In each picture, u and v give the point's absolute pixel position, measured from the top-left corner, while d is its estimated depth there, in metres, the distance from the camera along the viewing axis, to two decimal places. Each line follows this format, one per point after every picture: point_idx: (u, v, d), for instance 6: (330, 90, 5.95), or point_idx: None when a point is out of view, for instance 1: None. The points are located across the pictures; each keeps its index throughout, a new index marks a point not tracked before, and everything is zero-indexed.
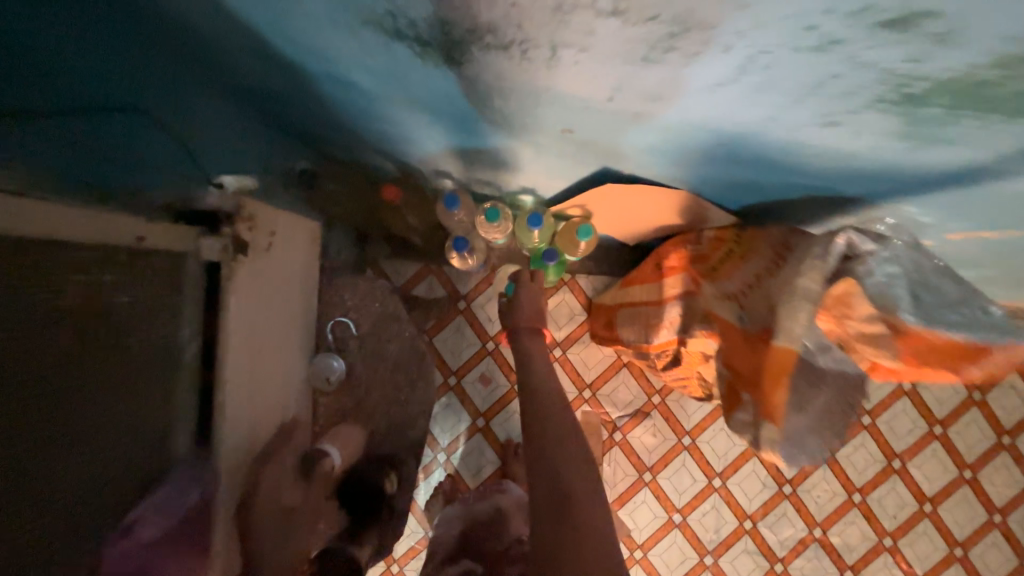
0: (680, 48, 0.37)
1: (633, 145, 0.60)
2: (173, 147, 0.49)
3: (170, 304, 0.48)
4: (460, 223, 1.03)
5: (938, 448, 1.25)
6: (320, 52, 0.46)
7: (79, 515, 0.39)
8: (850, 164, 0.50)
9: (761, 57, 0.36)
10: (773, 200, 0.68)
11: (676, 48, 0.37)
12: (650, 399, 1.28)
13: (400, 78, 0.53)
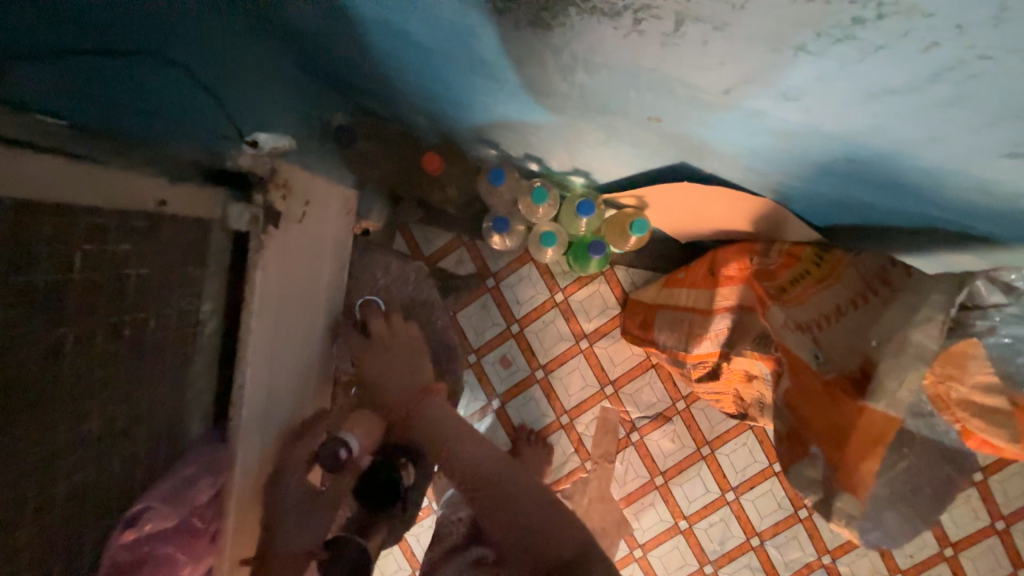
0: (862, 39, 0.28)
1: (732, 145, 0.50)
2: (195, 91, 0.43)
3: (191, 277, 0.43)
4: (502, 200, 0.94)
5: (973, 494, 1.18)
6: None
7: (80, 508, 0.35)
8: (1011, 197, 0.40)
9: (981, 61, 0.27)
10: (876, 222, 0.58)
11: (854, 38, 0.28)
12: (674, 404, 1.22)
13: (467, 33, 0.45)
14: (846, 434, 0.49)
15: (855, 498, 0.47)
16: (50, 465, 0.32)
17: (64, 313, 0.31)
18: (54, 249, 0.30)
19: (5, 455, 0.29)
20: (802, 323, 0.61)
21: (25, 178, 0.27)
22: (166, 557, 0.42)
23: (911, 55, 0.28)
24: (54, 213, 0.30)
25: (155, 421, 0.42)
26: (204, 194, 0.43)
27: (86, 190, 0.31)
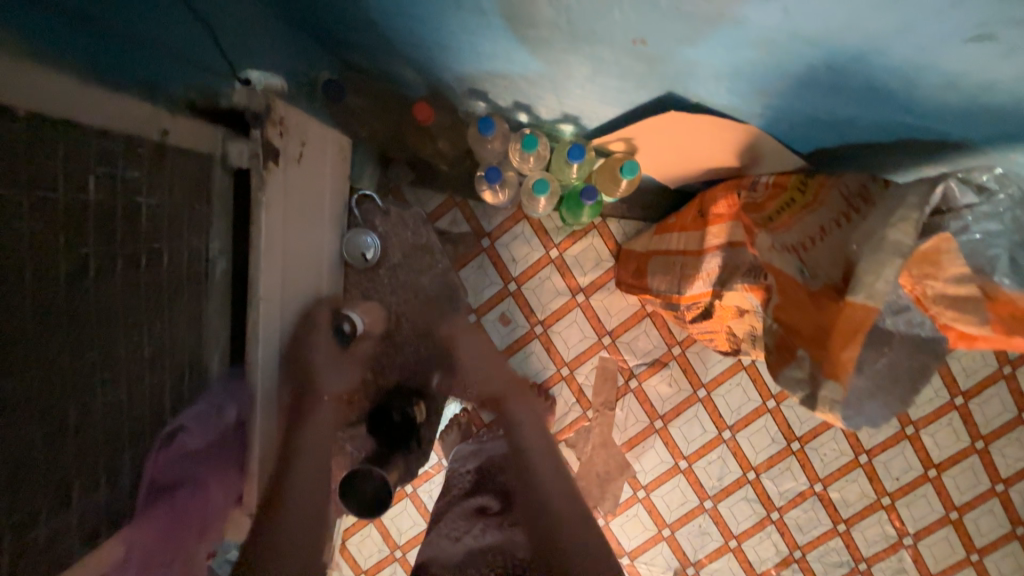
0: None
1: (716, 65, 0.52)
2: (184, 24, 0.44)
3: (199, 213, 0.44)
4: (493, 152, 0.95)
5: (955, 418, 1.25)
6: None
7: (115, 425, 0.38)
8: (979, 90, 0.43)
9: None
10: (858, 140, 0.60)
11: None
12: (670, 349, 1.26)
13: None
14: (826, 329, 0.51)
15: (837, 384, 0.49)
16: (82, 379, 0.34)
17: (82, 234, 0.33)
18: (66, 169, 0.31)
19: (40, 362, 0.31)
20: (791, 244, 0.64)
21: (36, 93, 0.28)
22: (202, 478, 0.45)
23: None
24: (65, 133, 0.31)
25: (178, 354, 0.44)
26: (204, 130, 0.43)
27: (92, 109, 0.32)
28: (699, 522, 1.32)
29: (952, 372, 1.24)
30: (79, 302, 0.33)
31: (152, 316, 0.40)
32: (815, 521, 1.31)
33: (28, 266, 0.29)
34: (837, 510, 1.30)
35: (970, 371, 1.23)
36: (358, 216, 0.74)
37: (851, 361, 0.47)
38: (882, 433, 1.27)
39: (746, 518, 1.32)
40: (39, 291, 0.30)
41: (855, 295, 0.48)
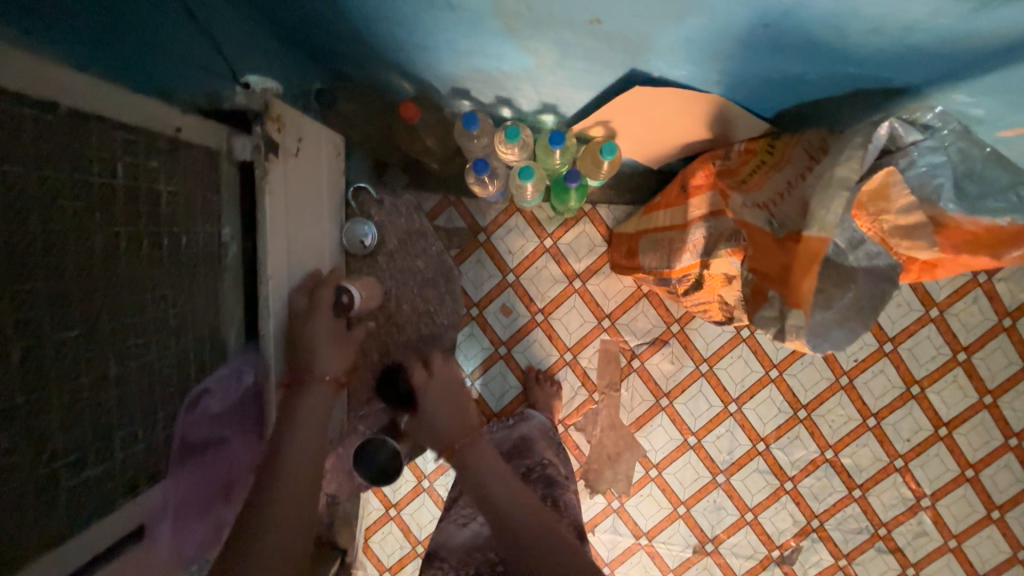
0: None
1: (667, 36, 0.57)
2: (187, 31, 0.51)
3: (211, 201, 0.50)
4: (480, 146, 1.00)
5: (959, 374, 1.25)
6: None
7: (145, 387, 0.43)
8: (902, 32, 0.47)
9: None
10: (813, 96, 0.65)
11: None
12: (669, 327, 1.29)
13: None
14: (791, 266, 0.55)
15: (800, 312, 0.52)
16: (116, 342, 0.39)
17: (111, 214, 0.38)
18: (96, 156, 0.37)
19: (82, 322, 0.36)
20: (761, 200, 0.67)
21: (73, 92, 0.34)
22: (226, 435, 0.50)
23: None
24: (95, 126, 0.36)
25: (198, 329, 0.49)
26: (212, 127, 0.49)
27: (116, 106, 0.38)
28: (713, 498, 1.33)
29: (952, 329, 1.24)
30: (110, 275, 0.38)
31: (174, 292, 0.45)
32: (830, 488, 1.31)
33: (69, 240, 0.35)
34: (851, 476, 1.31)
35: (970, 326, 1.24)
36: (355, 208, 0.79)
37: (810, 291, 0.51)
38: (887, 395, 1.28)
39: (760, 490, 1.32)
40: (81, 261, 0.36)
41: (810, 230, 0.52)
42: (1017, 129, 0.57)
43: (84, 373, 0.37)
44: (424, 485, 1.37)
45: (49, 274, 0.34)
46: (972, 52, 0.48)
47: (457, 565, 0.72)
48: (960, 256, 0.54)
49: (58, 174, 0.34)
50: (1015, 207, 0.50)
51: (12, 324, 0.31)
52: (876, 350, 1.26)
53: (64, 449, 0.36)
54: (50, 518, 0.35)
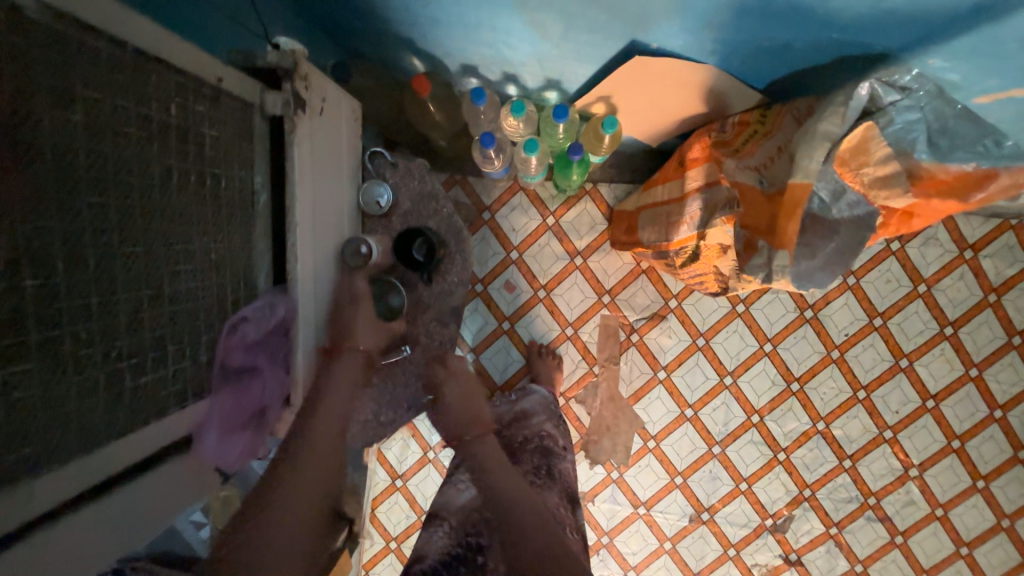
0: None
1: (665, 4, 0.62)
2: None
3: (246, 150, 0.54)
4: (487, 122, 1.05)
5: (947, 348, 1.30)
6: None
7: (191, 312, 0.47)
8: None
9: None
10: (801, 65, 0.69)
11: None
12: (667, 303, 1.34)
13: None
14: (776, 214, 0.61)
15: (786, 252, 0.58)
16: (169, 265, 0.44)
17: (166, 148, 0.43)
18: (155, 95, 0.41)
19: (142, 242, 0.41)
20: (753, 164, 0.72)
21: (137, 33, 0.38)
22: (257, 363, 0.55)
23: None
24: (156, 67, 0.41)
25: (234, 267, 0.53)
26: (248, 82, 0.53)
27: (173, 51, 0.42)
28: (709, 468, 1.38)
29: (939, 304, 1.29)
30: (164, 203, 0.43)
31: (215, 230, 0.50)
32: (821, 459, 1.36)
33: (130, 166, 0.39)
34: (841, 447, 1.36)
35: (956, 302, 1.28)
36: (371, 170, 0.84)
37: (794, 233, 0.57)
38: (876, 368, 1.33)
39: (754, 461, 1.37)
40: (142, 187, 0.41)
41: (795, 179, 0.58)
42: (991, 95, 0.61)
43: (143, 288, 0.41)
44: (430, 455, 1.41)
45: (115, 191, 0.38)
46: (943, 16, 0.53)
47: (458, 524, 0.73)
48: (927, 201, 0.58)
49: (123, 107, 0.38)
50: (979, 155, 0.55)
51: (89, 231, 0.36)
52: (866, 324, 1.31)
53: (128, 351, 0.40)
54: (117, 410, 0.40)
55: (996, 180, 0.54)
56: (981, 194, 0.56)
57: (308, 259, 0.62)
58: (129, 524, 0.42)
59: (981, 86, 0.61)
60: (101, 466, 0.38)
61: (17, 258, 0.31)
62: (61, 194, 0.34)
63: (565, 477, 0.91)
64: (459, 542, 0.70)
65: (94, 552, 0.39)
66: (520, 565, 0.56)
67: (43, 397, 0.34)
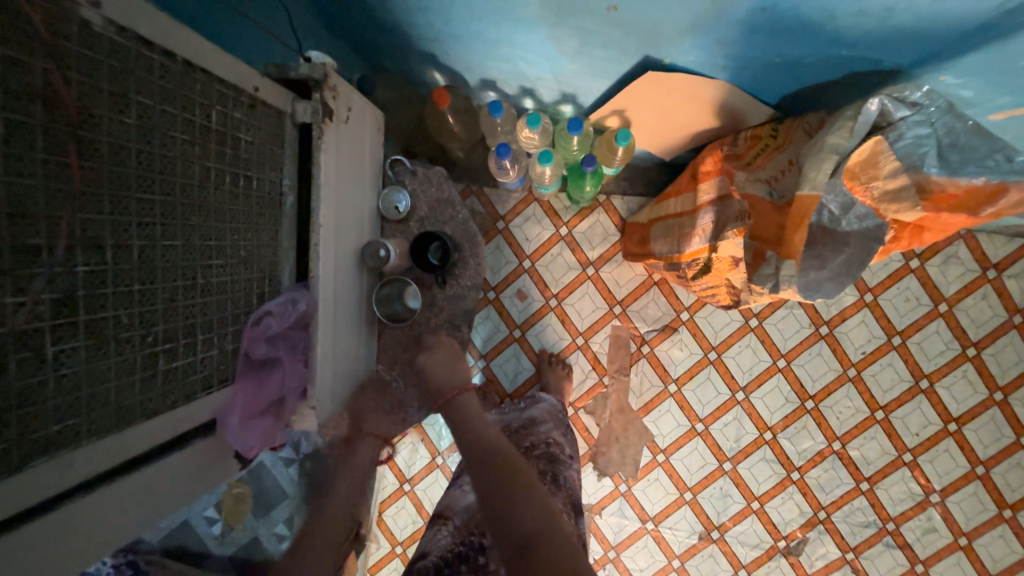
0: None
1: (678, 21, 0.64)
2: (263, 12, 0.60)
3: (276, 155, 0.58)
4: (503, 133, 1.08)
5: (969, 369, 1.26)
6: None
7: (219, 303, 0.50)
8: (885, 13, 0.53)
9: None
10: (813, 82, 0.71)
11: None
12: (678, 315, 1.34)
13: None
14: (785, 224, 0.62)
15: (792, 262, 0.59)
16: (203, 258, 0.47)
17: (205, 150, 0.46)
18: (198, 102, 0.45)
19: (180, 235, 0.44)
20: (763, 176, 0.73)
21: (186, 45, 0.42)
22: (276, 355, 0.58)
23: None
24: (200, 76, 0.45)
25: (260, 264, 0.56)
26: (281, 92, 0.57)
27: (216, 62, 0.46)
28: (720, 485, 1.36)
29: (961, 324, 1.26)
30: (201, 200, 0.46)
31: (245, 228, 0.53)
32: (836, 480, 1.32)
33: (174, 165, 0.43)
34: (858, 469, 1.32)
35: (979, 322, 1.25)
36: (391, 177, 0.88)
37: (801, 243, 0.58)
38: (895, 388, 1.29)
39: (766, 479, 1.34)
40: (183, 184, 0.44)
41: (803, 190, 0.59)
42: (1005, 112, 0.61)
43: (178, 278, 0.44)
44: (438, 461, 1.42)
45: (158, 188, 0.41)
46: (953, 35, 0.54)
47: (462, 524, 0.74)
48: (938, 214, 0.60)
49: (171, 112, 0.42)
50: (990, 170, 0.55)
51: (135, 224, 0.39)
52: (884, 343, 1.29)
53: (162, 336, 0.43)
54: (151, 390, 0.43)
55: (1006, 195, 0.55)
56: (992, 208, 0.57)
57: (329, 259, 0.65)
58: (153, 498, 0.45)
59: (995, 104, 0.61)
60: (140, 439, 0.41)
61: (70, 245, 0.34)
62: (111, 187, 0.37)
63: (570, 485, 0.91)
64: (462, 541, 0.70)
65: (121, 522, 0.41)
66: (497, 512, 0.60)
67: (85, 373, 0.36)
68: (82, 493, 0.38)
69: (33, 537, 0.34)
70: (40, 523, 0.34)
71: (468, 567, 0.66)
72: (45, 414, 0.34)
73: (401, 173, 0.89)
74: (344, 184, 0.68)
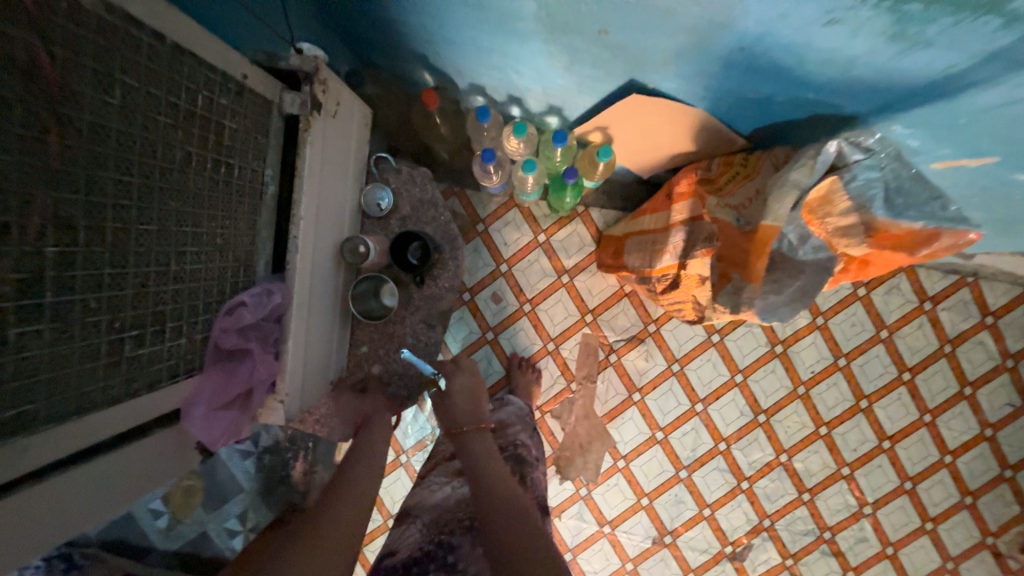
0: None
1: (663, 50, 0.67)
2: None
3: (260, 144, 0.57)
4: (488, 139, 1.10)
5: (904, 392, 1.37)
6: None
7: (191, 291, 0.49)
8: (846, 66, 0.58)
9: None
10: (782, 119, 0.76)
11: None
12: (646, 326, 1.39)
13: None
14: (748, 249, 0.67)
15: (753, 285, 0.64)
16: (177, 244, 0.46)
17: (188, 135, 0.46)
18: (184, 85, 0.44)
19: (156, 220, 0.43)
20: (731, 202, 0.78)
21: (175, 28, 0.41)
22: (248, 347, 0.57)
23: None
24: (188, 59, 0.44)
25: (235, 253, 0.56)
26: (268, 82, 0.57)
27: (205, 47, 0.46)
28: (675, 492, 1.41)
29: (899, 350, 1.37)
30: (180, 185, 0.46)
31: (224, 216, 0.52)
32: (781, 490, 1.40)
33: (155, 149, 0.42)
34: (801, 480, 1.41)
35: (915, 349, 1.36)
36: (375, 174, 0.88)
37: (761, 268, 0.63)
38: (838, 407, 1.39)
39: (718, 488, 1.41)
40: (162, 169, 0.43)
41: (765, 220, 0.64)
42: (946, 161, 0.68)
43: (152, 264, 0.43)
44: (401, 459, 1.42)
45: (138, 173, 0.41)
46: (903, 92, 0.60)
47: (431, 521, 0.74)
48: (882, 252, 0.65)
49: (155, 93, 0.41)
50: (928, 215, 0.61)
51: (111, 206, 0.38)
52: (831, 364, 1.38)
53: (131, 322, 0.42)
54: (116, 376, 0.42)
55: (939, 239, 0.62)
56: (927, 249, 0.63)
57: (307, 249, 0.64)
58: (108, 488, 0.44)
59: (937, 155, 0.68)
60: (96, 429, 0.40)
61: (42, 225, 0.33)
62: (90, 169, 0.36)
63: (535, 487, 0.93)
64: (431, 539, 0.70)
65: (71, 513, 0.40)
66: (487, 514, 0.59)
67: (49, 356, 0.36)
68: (34, 480, 0.37)
69: None
70: None
71: (434, 565, 0.66)
72: (4, 398, 0.33)
73: (385, 170, 0.89)
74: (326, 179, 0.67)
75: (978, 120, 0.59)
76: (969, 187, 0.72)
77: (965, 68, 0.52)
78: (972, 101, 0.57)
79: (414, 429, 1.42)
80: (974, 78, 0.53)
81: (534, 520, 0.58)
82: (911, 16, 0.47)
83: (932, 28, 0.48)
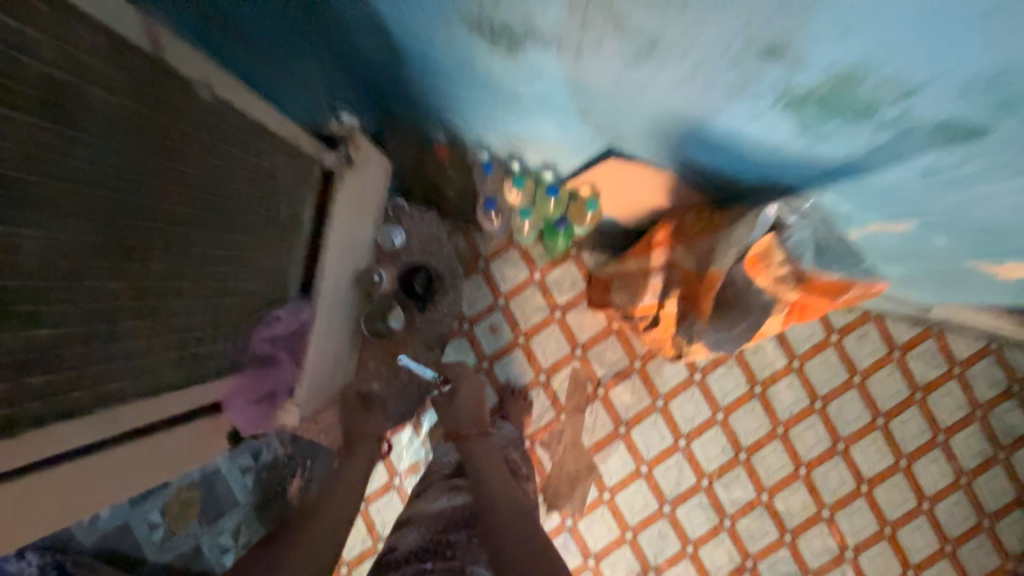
0: (658, 59, 0.58)
1: (632, 128, 0.82)
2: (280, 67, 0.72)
3: (295, 192, 0.74)
4: (490, 187, 1.25)
5: (878, 437, 1.43)
6: (416, 37, 0.69)
7: (230, 303, 0.64)
8: (774, 149, 0.72)
9: (699, 71, 0.58)
10: (736, 184, 0.89)
11: (654, 56, 0.58)
12: (632, 362, 1.48)
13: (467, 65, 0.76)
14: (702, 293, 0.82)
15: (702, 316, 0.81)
16: (224, 267, 0.61)
17: (242, 188, 0.62)
18: (242, 154, 0.61)
19: (212, 249, 0.59)
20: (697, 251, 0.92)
21: (240, 112, 0.59)
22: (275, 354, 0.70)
23: (676, 68, 0.59)
24: (247, 134, 0.61)
25: (267, 276, 0.71)
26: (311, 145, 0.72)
27: (262, 124, 0.63)
28: (658, 526, 1.45)
29: (873, 395, 1.44)
30: (233, 223, 0.61)
31: (261, 247, 0.68)
32: (763, 529, 1.44)
33: (217, 199, 0.58)
34: (782, 520, 1.44)
35: (888, 395, 1.44)
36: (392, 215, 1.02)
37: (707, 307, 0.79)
38: (816, 448, 1.45)
39: (701, 524, 1.45)
40: (220, 212, 0.59)
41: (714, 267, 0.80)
42: (870, 226, 0.81)
43: (205, 281, 0.59)
44: (395, 481, 1.48)
45: (197, 210, 0.55)
46: (823, 173, 0.73)
47: (428, 525, 0.82)
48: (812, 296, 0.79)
49: (223, 162, 0.58)
50: None
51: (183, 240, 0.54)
52: (807, 406, 1.45)
53: (185, 324, 0.57)
54: (169, 363, 0.56)
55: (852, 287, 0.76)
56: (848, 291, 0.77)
57: (331, 279, 0.77)
58: (150, 464, 0.55)
59: (863, 221, 0.81)
60: (142, 405, 0.52)
61: (131, 246, 0.47)
62: (175, 214, 0.52)
63: None
64: (431, 539, 0.78)
65: (123, 480, 0.51)
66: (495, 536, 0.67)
67: (128, 344, 0.49)
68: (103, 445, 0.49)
69: (66, 475, 0.44)
70: (69, 466, 0.44)
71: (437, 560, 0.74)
72: (98, 371, 0.47)
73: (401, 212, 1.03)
74: (351, 219, 0.81)
75: (883, 198, 0.72)
76: (892, 247, 0.85)
77: (863, 157, 0.65)
78: (875, 183, 0.70)
79: (408, 452, 1.49)
80: (871, 165, 0.66)
81: (533, 525, 0.69)
82: (812, 117, 0.60)
83: (829, 128, 0.61)
